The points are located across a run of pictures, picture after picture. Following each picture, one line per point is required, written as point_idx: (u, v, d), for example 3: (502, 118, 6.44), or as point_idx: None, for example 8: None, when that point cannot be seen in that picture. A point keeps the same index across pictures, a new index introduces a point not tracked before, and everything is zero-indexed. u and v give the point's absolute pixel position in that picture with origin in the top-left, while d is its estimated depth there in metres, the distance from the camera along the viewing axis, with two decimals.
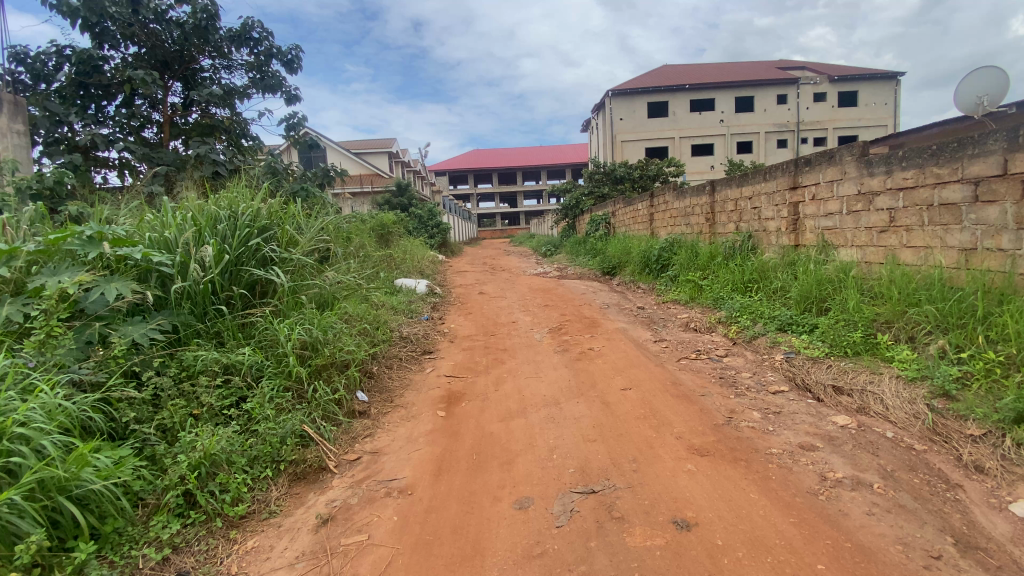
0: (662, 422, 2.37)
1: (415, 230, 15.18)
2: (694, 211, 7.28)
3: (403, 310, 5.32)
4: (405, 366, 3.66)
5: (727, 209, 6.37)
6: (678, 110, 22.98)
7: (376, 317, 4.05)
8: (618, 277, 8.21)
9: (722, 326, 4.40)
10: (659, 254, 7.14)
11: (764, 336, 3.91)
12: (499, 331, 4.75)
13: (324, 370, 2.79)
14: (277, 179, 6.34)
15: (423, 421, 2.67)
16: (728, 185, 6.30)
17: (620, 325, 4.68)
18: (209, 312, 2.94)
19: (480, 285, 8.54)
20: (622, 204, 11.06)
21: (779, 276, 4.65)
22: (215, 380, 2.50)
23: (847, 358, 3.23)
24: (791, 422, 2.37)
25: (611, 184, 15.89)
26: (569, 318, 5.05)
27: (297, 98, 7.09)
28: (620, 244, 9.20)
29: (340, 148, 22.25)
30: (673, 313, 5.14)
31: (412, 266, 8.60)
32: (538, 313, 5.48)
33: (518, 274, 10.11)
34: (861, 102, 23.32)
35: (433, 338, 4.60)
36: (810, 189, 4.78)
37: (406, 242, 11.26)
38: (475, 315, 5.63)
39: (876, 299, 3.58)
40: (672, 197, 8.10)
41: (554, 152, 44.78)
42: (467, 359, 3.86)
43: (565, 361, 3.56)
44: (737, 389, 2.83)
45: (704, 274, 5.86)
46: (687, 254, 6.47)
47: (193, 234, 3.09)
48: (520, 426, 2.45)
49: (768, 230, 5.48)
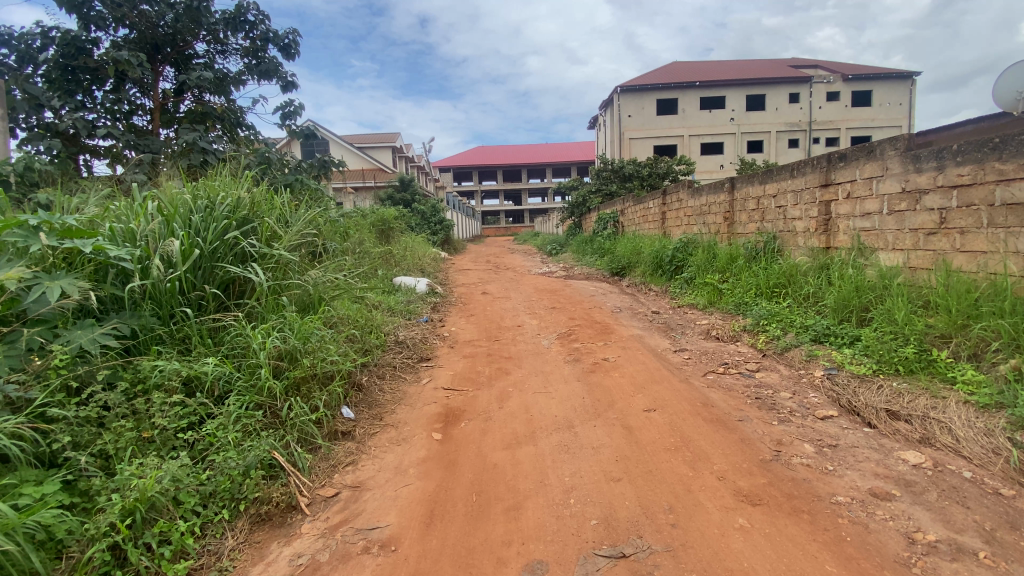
0: (699, 456, 2.00)
1: (418, 226, 14.84)
2: (711, 209, 6.87)
3: (400, 311, 4.96)
4: (399, 376, 3.29)
5: (748, 208, 5.96)
6: (688, 108, 22.52)
7: (369, 320, 3.69)
8: (628, 278, 7.84)
9: (748, 335, 4.02)
10: (674, 255, 6.75)
11: (797, 348, 3.53)
12: (503, 336, 4.37)
13: (302, 383, 2.42)
14: (270, 171, 5.97)
15: (415, 446, 2.30)
16: (750, 183, 5.89)
17: (635, 331, 4.30)
18: (175, 314, 2.58)
19: (484, 284, 8.18)
20: (632, 202, 10.65)
21: (810, 281, 4.27)
22: (172, 396, 2.14)
23: (900, 378, 2.84)
24: (853, 459, 1.98)
25: (619, 182, 15.49)
26: (579, 323, 4.67)
27: (293, 85, 6.72)
28: (630, 244, 8.82)
29: (344, 142, 21.90)
30: (691, 320, 4.76)
31: (413, 264, 8.23)
32: (545, 317, 5.10)
33: (523, 273, 9.74)
34: (876, 102, 22.77)
35: (432, 342, 4.24)
36: (845, 186, 4.38)
37: (407, 238, 10.89)
38: (478, 318, 5.26)
39: (928, 310, 3.20)
40: (687, 195, 7.68)
41: (559, 149, 44.29)
42: (468, 368, 3.49)
43: (577, 374, 3.19)
44: (779, 413, 2.45)
45: (724, 276, 5.47)
46: (705, 255, 6.09)
47: (160, 225, 2.72)
48: (528, 457, 2.07)
49: (794, 231, 5.09)
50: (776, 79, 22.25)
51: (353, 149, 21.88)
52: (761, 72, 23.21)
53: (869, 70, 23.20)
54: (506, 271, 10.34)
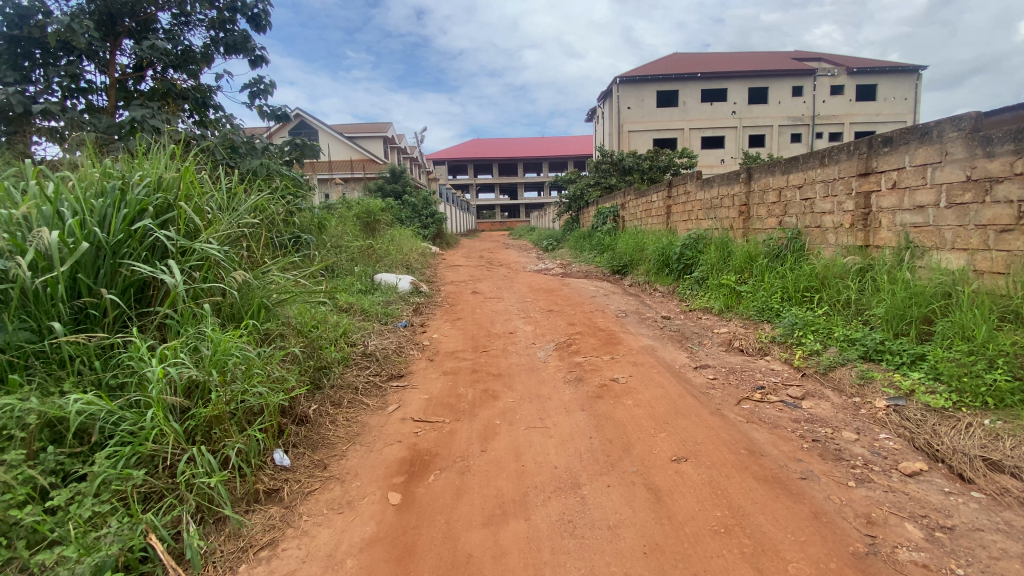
0: (763, 548, 1.41)
1: (407, 220, 14.15)
2: (723, 202, 6.23)
3: (375, 315, 4.32)
4: (360, 401, 2.67)
5: (767, 201, 5.34)
6: (688, 100, 21.88)
7: (326, 329, 3.05)
8: (630, 276, 7.22)
9: (780, 349, 3.42)
10: (682, 252, 6.12)
11: (845, 367, 2.93)
12: (492, 346, 3.74)
13: (215, 423, 1.79)
14: (232, 154, 5.29)
15: (363, 514, 1.69)
16: (771, 172, 5.26)
17: (646, 342, 3.68)
18: (51, 327, 1.94)
19: (474, 281, 7.55)
20: (634, 196, 10.00)
21: (850, 284, 3.68)
22: (15, 449, 1.51)
23: (986, 411, 2.24)
24: (983, 554, 1.40)
25: (618, 175, 14.83)
26: (579, 331, 4.04)
27: (263, 59, 6.03)
28: (631, 240, 8.21)
29: (333, 131, 21.09)
30: (709, 329, 4.15)
31: (398, 259, 7.57)
32: (540, 322, 4.47)
33: (516, 270, 9.08)
34: (880, 97, 22.18)
35: (409, 352, 3.61)
36: (890, 175, 3.78)
37: (394, 232, 10.20)
38: (464, 322, 4.62)
39: (1010, 325, 2.61)
40: (695, 187, 7.03)
41: (556, 142, 43.52)
42: (447, 388, 2.86)
43: (581, 400, 2.57)
44: (853, 470, 1.86)
45: (742, 277, 4.88)
46: (718, 254, 5.48)
47: (38, 210, 2.06)
48: (518, 543, 1.47)
49: (824, 227, 4.49)
50: (779, 71, 21.64)
51: (344, 139, 21.09)
52: (764, 65, 22.59)
53: (874, 64, 22.60)
54: (499, 267, 9.68)
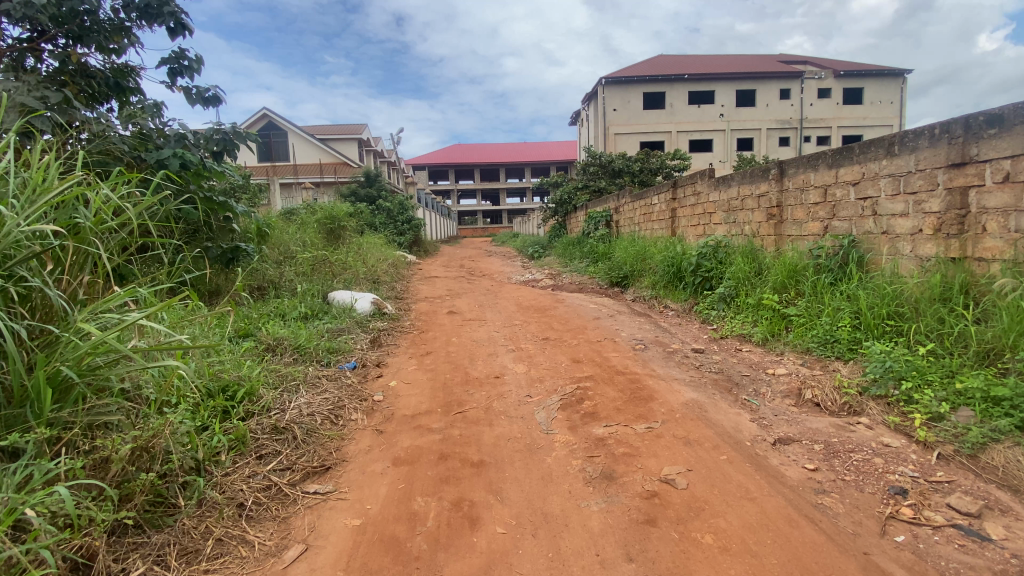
0: None
1: (380, 226, 12.93)
2: (746, 204, 5.24)
3: (311, 358, 3.18)
4: (239, 538, 1.57)
5: (808, 201, 4.36)
6: (675, 102, 21.19)
7: (195, 404, 1.99)
8: (634, 291, 6.19)
9: (880, 410, 2.41)
10: (700, 263, 5.10)
11: (1005, 448, 1.93)
12: (472, 402, 2.64)
13: None
14: (136, 145, 4.17)
15: None
16: (813, 166, 4.28)
17: (687, 395, 2.62)
18: None
19: (453, 298, 6.44)
20: (631, 198, 8.99)
21: (952, 317, 2.71)
22: None
23: None
24: None
25: (607, 178, 13.88)
26: (588, 374, 2.97)
27: (185, 27, 4.82)
28: (632, 248, 7.18)
29: (302, 133, 19.72)
30: (759, 370, 3.14)
31: (361, 272, 6.39)
32: (533, 359, 3.38)
33: (501, 283, 7.97)
34: (867, 99, 21.77)
35: (350, 417, 2.50)
36: (1001, 165, 2.80)
37: (362, 239, 8.99)
38: (434, 359, 3.51)
39: None
40: (708, 187, 6.04)
41: (538, 147, 42.68)
42: (395, 499, 1.77)
43: (620, 535, 1.50)
44: None
45: (786, 296, 3.89)
46: (748, 268, 4.49)
47: None
48: None
49: (892, 233, 3.53)
50: (766, 73, 21.08)
51: (313, 140, 19.72)
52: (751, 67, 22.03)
53: (862, 67, 22.19)
54: (480, 279, 8.57)
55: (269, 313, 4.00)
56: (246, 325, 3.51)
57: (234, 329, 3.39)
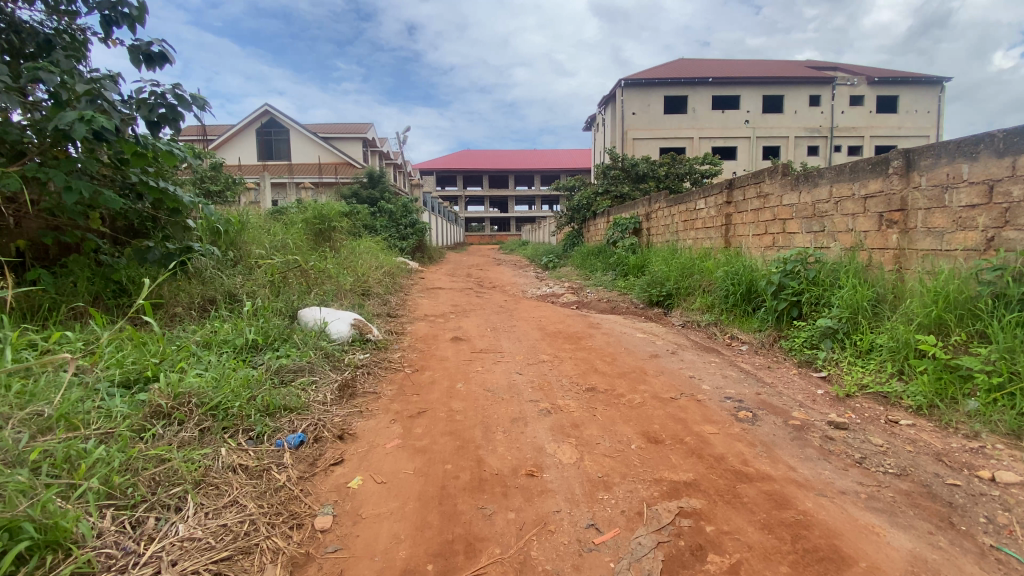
0: None
1: (381, 229, 11.77)
2: (844, 207, 4.00)
3: (223, 437, 1.98)
4: None
5: (954, 202, 3.10)
6: (698, 106, 20.04)
7: None
8: (685, 314, 4.94)
9: None
10: (784, 283, 3.87)
11: None
12: (491, 543, 1.43)
13: None
14: (48, 112, 3.07)
15: None
16: (969, 154, 3.01)
17: (898, 546, 1.41)
18: None
19: (458, 316, 5.22)
20: (666, 203, 7.76)
21: None
22: None
23: None
24: None
25: (630, 183, 12.66)
26: (689, 478, 1.75)
27: None
28: (676, 260, 5.93)
29: (303, 130, 18.69)
30: (963, 472, 1.87)
31: (345, 282, 5.20)
32: (583, 434, 2.15)
33: (516, 298, 6.75)
34: (903, 108, 20.51)
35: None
36: None
37: (355, 243, 7.79)
38: (427, 424, 2.28)
39: None
40: (782, 186, 4.80)
41: (548, 154, 41.63)
42: None
43: None
44: None
45: (950, 341, 2.66)
46: (866, 293, 3.25)
47: None
48: None
49: None
50: (796, 78, 19.90)
51: (314, 138, 18.68)
52: (779, 72, 20.83)
53: (896, 74, 20.94)
54: (491, 292, 7.35)
55: (194, 344, 2.80)
56: (154, 363, 2.38)
57: (135, 372, 2.32)
